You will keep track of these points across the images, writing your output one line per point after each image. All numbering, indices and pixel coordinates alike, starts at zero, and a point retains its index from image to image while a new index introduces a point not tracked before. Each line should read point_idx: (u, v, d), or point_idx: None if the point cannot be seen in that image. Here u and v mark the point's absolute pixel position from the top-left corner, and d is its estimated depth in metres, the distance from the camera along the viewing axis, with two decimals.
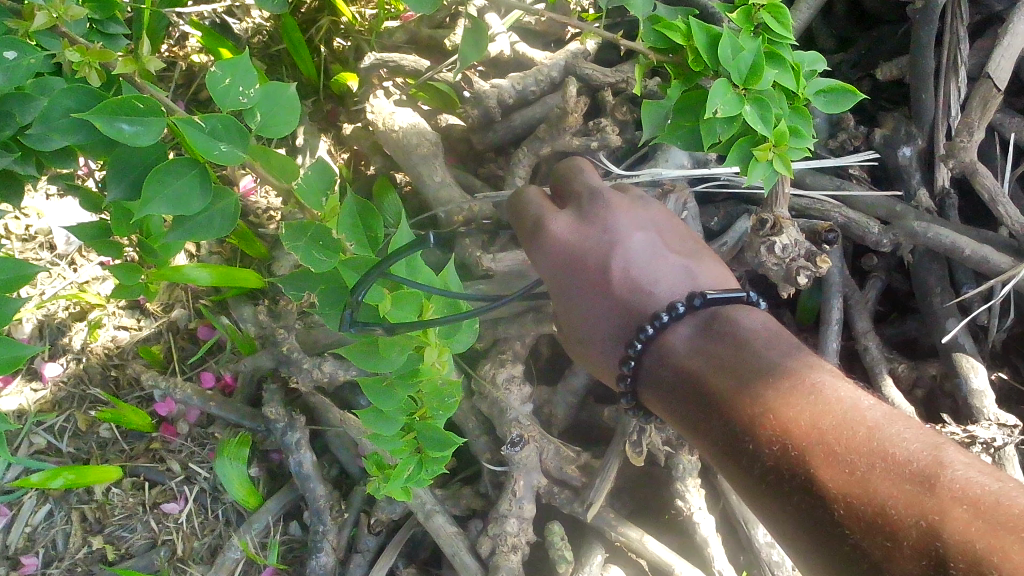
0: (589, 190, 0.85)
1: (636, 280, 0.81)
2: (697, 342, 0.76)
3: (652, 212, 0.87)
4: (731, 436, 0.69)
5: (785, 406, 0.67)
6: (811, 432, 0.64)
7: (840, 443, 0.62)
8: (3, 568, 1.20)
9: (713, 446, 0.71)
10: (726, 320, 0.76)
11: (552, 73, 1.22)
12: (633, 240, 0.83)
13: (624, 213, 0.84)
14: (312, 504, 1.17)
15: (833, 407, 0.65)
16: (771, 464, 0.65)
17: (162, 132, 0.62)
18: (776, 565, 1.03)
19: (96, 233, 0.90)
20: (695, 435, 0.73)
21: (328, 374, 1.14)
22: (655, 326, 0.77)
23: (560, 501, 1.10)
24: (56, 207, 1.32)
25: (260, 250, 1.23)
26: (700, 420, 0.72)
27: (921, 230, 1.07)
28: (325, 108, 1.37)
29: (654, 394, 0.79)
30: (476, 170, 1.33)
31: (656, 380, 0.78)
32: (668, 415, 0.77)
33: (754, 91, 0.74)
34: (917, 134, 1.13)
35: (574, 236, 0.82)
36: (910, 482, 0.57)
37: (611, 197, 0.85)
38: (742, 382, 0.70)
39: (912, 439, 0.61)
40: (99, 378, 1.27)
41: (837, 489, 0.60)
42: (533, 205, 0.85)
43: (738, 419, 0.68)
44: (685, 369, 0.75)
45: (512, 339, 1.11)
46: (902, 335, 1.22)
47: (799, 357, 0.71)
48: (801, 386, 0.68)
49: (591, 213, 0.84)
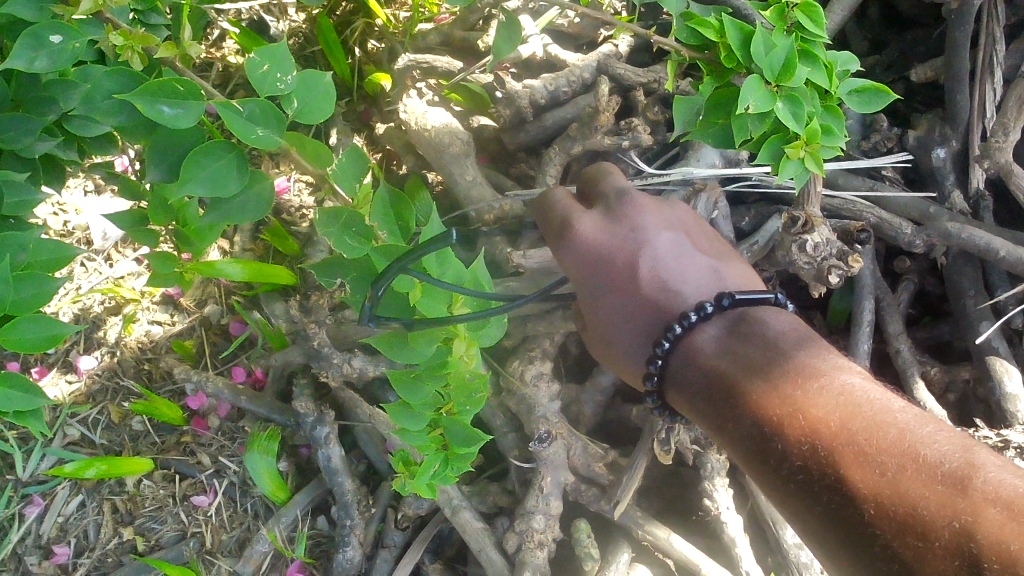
0: (617, 190, 0.85)
1: (664, 279, 0.80)
2: (726, 343, 0.74)
3: (678, 212, 0.87)
4: (760, 437, 0.67)
5: (815, 406, 0.65)
6: (841, 432, 0.62)
7: (871, 444, 0.60)
8: (36, 557, 1.21)
9: (739, 447, 0.69)
10: (755, 321, 0.75)
11: (584, 75, 1.23)
12: (661, 240, 0.82)
13: (651, 213, 0.84)
14: (341, 498, 1.18)
15: (864, 406, 0.63)
16: (800, 465, 0.63)
17: (200, 115, 0.63)
18: (804, 566, 1.03)
19: (134, 220, 0.92)
20: (721, 437, 0.71)
21: (357, 370, 1.16)
22: (683, 325, 0.76)
23: (587, 499, 1.10)
24: (94, 202, 1.34)
25: (293, 248, 1.24)
26: (726, 420, 0.70)
27: (955, 232, 1.07)
28: (359, 108, 1.38)
29: (680, 395, 0.77)
30: (507, 170, 1.34)
31: (683, 380, 0.76)
32: (694, 416, 0.75)
33: (787, 88, 0.74)
34: (952, 135, 1.13)
35: (602, 236, 0.82)
36: (942, 483, 0.55)
37: (639, 197, 0.85)
38: (771, 385, 0.68)
39: (943, 440, 0.59)
40: (133, 371, 1.28)
41: (867, 490, 0.58)
42: (560, 204, 0.84)
43: (768, 420, 0.67)
44: (714, 369, 0.73)
45: (541, 336, 1.11)
46: (934, 338, 1.20)
47: (829, 360, 0.70)
48: (831, 386, 0.66)
49: (619, 213, 0.83)
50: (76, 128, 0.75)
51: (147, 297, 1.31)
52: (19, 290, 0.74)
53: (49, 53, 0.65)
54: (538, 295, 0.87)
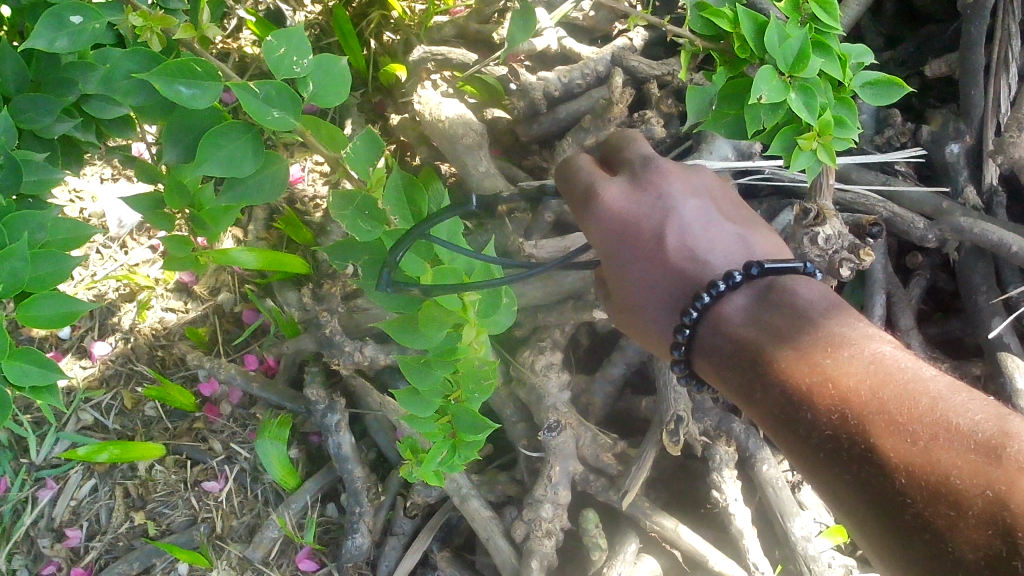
0: (641, 158, 0.82)
1: (692, 248, 0.77)
2: (755, 313, 0.72)
3: (704, 178, 0.84)
4: (789, 406, 0.64)
5: (844, 374, 0.62)
6: (872, 401, 0.59)
7: (902, 413, 0.57)
8: (48, 539, 1.23)
9: (768, 416, 0.67)
10: (783, 290, 0.72)
11: (598, 68, 1.23)
12: (687, 207, 0.79)
13: (677, 179, 0.81)
14: (350, 485, 1.19)
15: (896, 374, 0.60)
16: (829, 433, 0.60)
17: (217, 97, 0.64)
18: (811, 559, 1.03)
19: (150, 203, 0.92)
20: (751, 407, 0.69)
21: (369, 357, 1.17)
22: (712, 294, 0.73)
23: (595, 489, 1.11)
24: (109, 189, 1.35)
25: (307, 237, 1.25)
26: (755, 389, 0.68)
27: (967, 227, 1.08)
28: (373, 100, 1.39)
29: (707, 365, 0.75)
30: (520, 162, 1.34)
31: (711, 350, 0.74)
32: (722, 387, 0.73)
33: (800, 78, 0.73)
34: (966, 131, 1.12)
35: (628, 204, 0.79)
36: (975, 452, 0.52)
37: (665, 164, 0.82)
38: (800, 353, 0.66)
39: (977, 408, 0.56)
40: (147, 357, 1.29)
41: (898, 459, 0.55)
42: (584, 170, 0.81)
43: (796, 388, 0.64)
44: (741, 340, 0.71)
45: (552, 326, 1.12)
46: (946, 335, 1.20)
47: (859, 329, 0.67)
48: (861, 355, 0.63)
49: (644, 179, 0.81)
50: (93, 109, 0.77)
51: (161, 285, 1.33)
52: (37, 266, 0.76)
53: (69, 33, 0.66)
54: (557, 262, 0.84)
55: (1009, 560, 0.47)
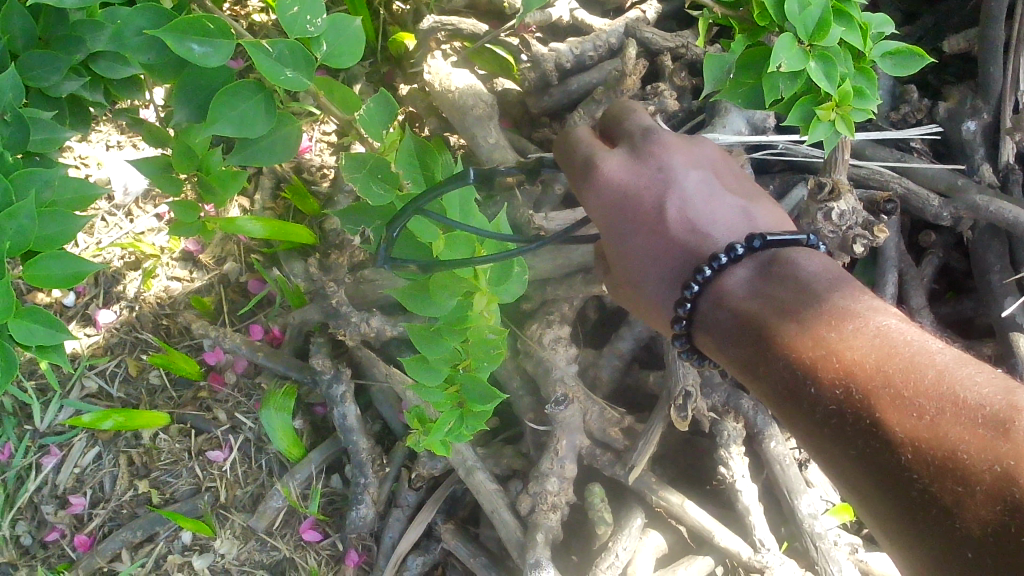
0: (642, 129, 0.80)
1: (693, 221, 0.76)
2: (757, 286, 0.71)
3: (706, 149, 0.82)
4: (791, 380, 0.63)
5: (849, 348, 0.61)
6: (876, 375, 0.58)
7: (907, 387, 0.56)
8: (52, 506, 1.23)
9: (770, 390, 0.66)
10: (786, 262, 0.71)
11: (611, 40, 1.22)
12: (689, 180, 0.78)
13: (679, 151, 0.79)
14: (355, 456, 1.19)
15: (901, 347, 0.59)
16: (833, 408, 0.59)
17: (229, 55, 0.63)
18: (817, 536, 1.03)
19: (159, 167, 0.92)
20: (753, 382, 0.68)
21: (375, 329, 1.16)
22: (713, 268, 0.72)
23: (602, 464, 1.10)
24: (116, 155, 1.34)
25: (313, 207, 1.24)
26: (757, 363, 0.67)
27: (982, 204, 1.07)
28: (382, 70, 1.37)
29: (709, 338, 0.74)
30: (530, 134, 1.33)
31: (712, 323, 0.73)
32: (723, 360, 0.72)
33: (820, 47, 0.72)
34: (983, 108, 1.11)
35: (628, 175, 0.77)
36: (983, 426, 0.51)
37: (666, 135, 0.79)
38: (804, 327, 0.65)
39: (985, 382, 0.54)
40: (152, 325, 1.28)
41: (904, 434, 0.54)
42: (583, 143, 0.79)
43: (800, 362, 0.63)
44: (743, 312, 0.70)
45: (561, 300, 1.11)
46: (957, 314, 1.19)
47: (863, 301, 0.66)
48: (866, 328, 0.62)
49: (645, 150, 0.78)
50: (102, 69, 0.76)
51: (166, 254, 1.32)
52: (44, 226, 0.75)
53: None
54: (558, 235, 0.84)
55: (1017, 535, 0.46)
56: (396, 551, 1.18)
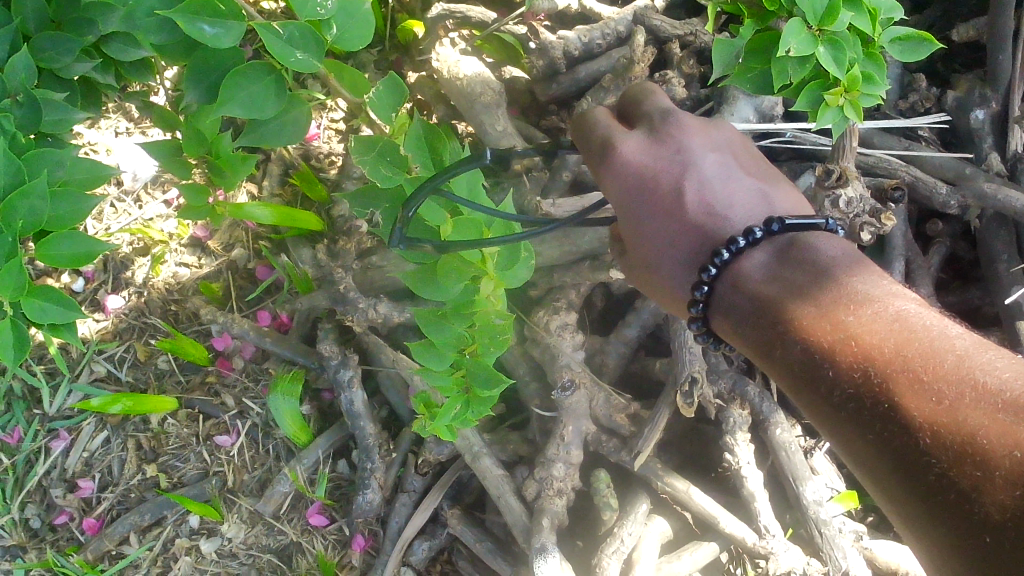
0: (661, 111, 0.81)
1: (711, 203, 0.76)
2: (774, 270, 0.71)
3: (725, 134, 0.83)
4: (810, 363, 0.63)
5: (868, 332, 0.61)
6: (895, 358, 0.57)
7: (927, 371, 0.55)
8: (61, 489, 1.24)
9: (789, 374, 0.66)
10: (804, 247, 0.71)
11: (619, 27, 1.22)
12: (707, 162, 0.78)
13: (697, 134, 0.79)
14: (362, 441, 1.19)
15: (921, 333, 0.58)
16: (852, 392, 0.59)
17: (240, 37, 0.63)
18: (822, 523, 1.03)
19: (169, 150, 0.92)
20: (771, 366, 0.68)
21: (383, 315, 1.17)
22: (731, 250, 0.72)
23: (608, 450, 1.10)
24: (125, 142, 1.34)
25: (321, 194, 1.25)
26: (775, 347, 0.67)
27: (990, 193, 1.07)
28: (390, 58, 1.37)
29: (726, 323, 0.74)
30: (538, 122, 1.33)
31: (729, 307, 0.73)
32: (740, 344, 0.72)
33: (829, 32, 0.72)
34: (992, 97, 1.11)
35: (646, 158, 0.78)
36: (1002, 411, 0.50)
37: (685, 118, 0.80)
38: (822, 311, 0.65)
39: (1005, 367, 0.53)
40: (160, 310, 1.29)
41: (923, 418, 0.53)
42: (601, 124, 0.80)
43: (819, 346, 0.63)
44: (760, 296, 0.70)
45: (568, 287, 1.11)
46: (964, 303, 1.20)
47: (883, 287, 0.66)
48: (884, 312, 0.62)
49: (663, 132, 0.79)
50: (114, 52, 0.77)
51: (175, 240, 1.32)
52: (57, 206, 0.75)
53: None
54: (572, 219, 0.83)
55: None
56: (402, 536, 1.19)
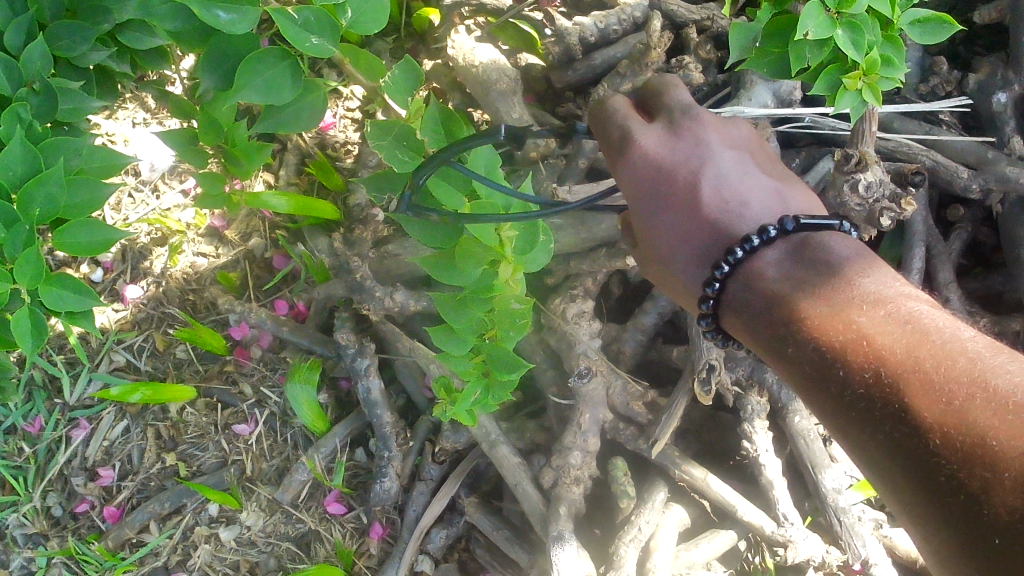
0: (681, 105, 0.79)
1: (726, 200, 0.74)
2: (788, 268, 0.68)
3: (741, 131, 0.82)
4: (819, 364, 0.61)
5: (880, 332, 0.58)
6: (906, 360, 0.55)
7: (938, 371, 0.53)
8: (81, 478, 1.25)
9: (799, 374, 0.63)
10: (819, 246, 0.69)
11: (636, 14, 1.21)
12: (724, 158, 0.76)
13: (716, 129, 0.78)
14: (379, 430, 1.20)
15: (933, 333, 0.56)
16: (863, 391, 0.56)
17: (255, 22, 0.63)
18: (841, 511, 1.03)
19: (185, 139, 0.92)
20: (782, 365, 0.66)
21: (399, 303, 1.17)
22: (745, 248, 0.69)
23: (625, 438, 1.10)
24: (142, 133, 1.34)
25: (337, 183, 1.25)
26: (786, 346, 0.64)
27: (1012, 177, 1.06)
28: (406, 46, 1.36)
29: (738, 321, 0.71)
30: (554, 110, 1.33)
31: (741, 305, 0.70)
32: (751, 343, 0.70)
33: (848, 14, 0.71)
34: (1014, 80, 1.10)
35: (663, 150, 0.76)
36: (1013, 411, 0.47)
37: (704, 113, 0.79)
38: (835, 311, 0.62)
39: (1019, 370, 0.51)
40: (178, 300, 1.29)
41: (933, 418, 0.51)
42: (620, 115, 0.78)
43: (830, 345, 0.60)
44: (772, 294, 0.67)
45: (584, 275, 1.10)
46: (985, 290, 1.19)
47: (897, 288, 0.63)
48: (897, 313, 0.59)
49: (682, 127, 0.77)
50: (129, 40, 0.77)
51: (192, 230, 1.32)
52: (72, 194, 0.76)
53: None
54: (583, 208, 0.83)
55: None
56: (420, 524, 1.19)
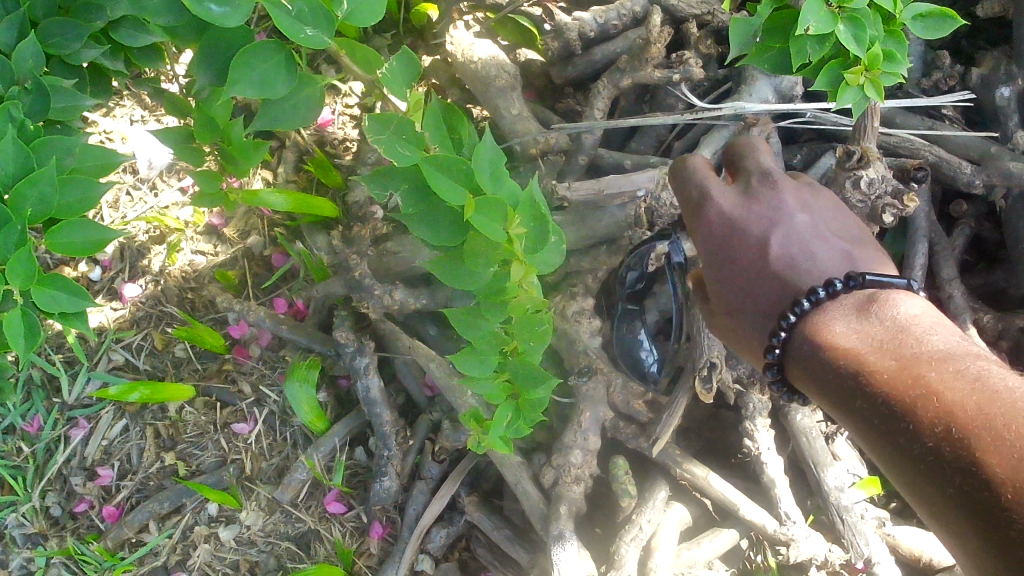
0: (761, 170, 0.82)
1: (794, 257, 0.76)
2: (852, 321, 0.68)
3: (825, 198, 0.83)
4: (887, 418, 0.59)
5: (948, 387, 0.56)
6: (977, 415, 0.52)
7: (1010, 427, 0.50)
8: (80, 478, 1.24)
9: (871, 431, 0.61)
10: (883, 299, 0.68)
11: (636, 8, 1.19)
12: (801, 220, 0.78)
13: (794, 194, 0.80)
14: (378, 429, 1.19)
15: (1005, 387, 0.53)
16: (932, 446, 0.54)
17: (249, 14, 0.62)
18: (844, 509, 1.02)
19: (182, 136, 0.92)
20: (854, 422, 0.63)
21: (398, 301, 1.15)
22: (809, 301, 0.71)
23: (625, 436, 1.11)
24: (140, 130, 1.33)
25: (336, 180, 1.24)
26: (858, 402, 0.62)
27: (1016, 172, 1.05)
28: (404, 41, 1.34)
29: (802, 374, 0.71)
30: (553, 105, 1.32)
31: (802, 356, 0.70)
32: (821, 401, 0.68)
33: (849, 9, 0.70)
34: (1018, 74, 1.09)
35: (739, 210, 0.79)
36: None
37: (783, 179, 0.81)
38: (911, 365, 0.60)
39: None
40: (176, 298, 1.28)
41: (1005, 474, 0.49)
42: (698, 173, 0.82)
43: (899, 400, 0.58)
44: (841, 349, 0.66)
45: (585, 272, 1.10)
46: (989, 286, 1.18)
47: (973, 346, 0.60)
48: (968, 367, 0.57)
49: (758, 190, 0.81)
50: (122, 37, 0.76)
51: (191, 228, 1.31)
52: (65, 193, 0.75)
53: None
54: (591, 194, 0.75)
55: None
56: (419, 523, 1.18)
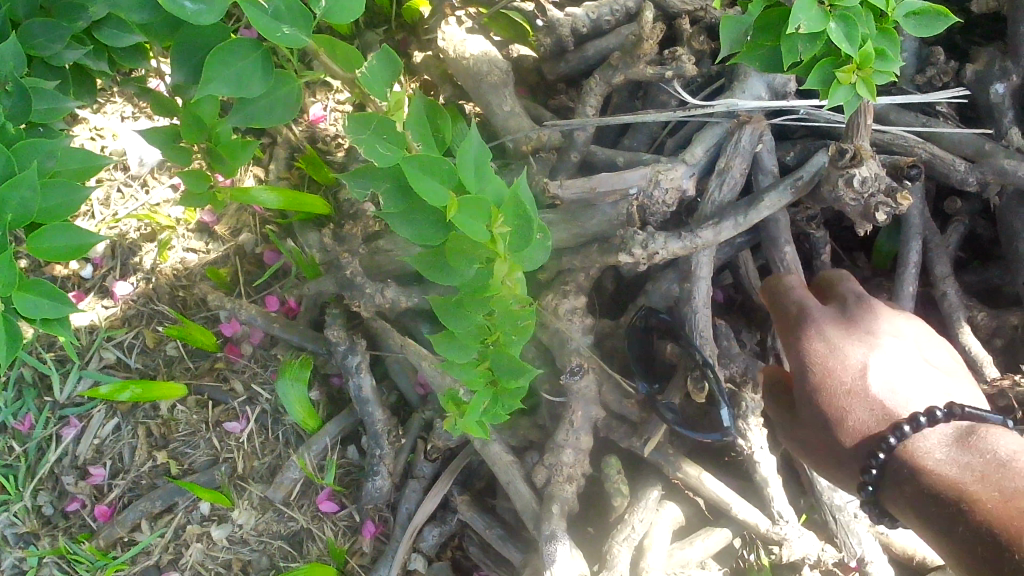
0: (854, 294, 0.94)
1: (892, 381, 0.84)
2: (955, 452, 0.76)
3: (916, 327, 0.93)
4: (994, 545, 0.67)
5: None
6: None
7: None
8: (71, 476, 1.23)
9: (967, 552, 0.70)
10: (983, 433, 0.77)
11: (629, 4, 1.18)
12: (893, 343, 0.88)
13: (887, 319, 0.91)
14: (370, 428, 1.19)
15: None
16: None
17: (224, 14, 0.62)
18: (836, 509, 1.03)
19: (169, 136, 0.92)
20: (943, 539, 0.73)
21: (390, 300, 1.15)
22: (911, 425, 0.78)
23: (618, 436, 1.10)
24: (130, 127, 1.33)
25: (328, 177, 1.23)
26: (952, 522, 0.72)
27: (1010, 170, 1.04)
28: (396, 37, 1.34)
29: (900, 496, 0.78)
30: (546, 101, 1.31)
31: (906, 481, 0.78)
32: (918, 520, 0.76)
33: (841, 7, 0.69)
34: (1012, 70, 1.08)
35: (832, 321, 0.91)
36: None
37: (874, 302, 0.93)
38: (997, 490, 0.70)
39: None
40: (168, 297, 1.27)
41: None
42: (797, 291, 0.95)
43: (1007, 533, 0.66)
44: (942, 475, 0.75)
45: (577, 271, 1.09)
46: (983, 283, 1.17)
47: None
48: None
49: (853, 309, 0.92)
50: (107, 37, 0.76)
51: (182, 225, 1.30)
52: (47, 197, 0.74)
53: None
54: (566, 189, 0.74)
55: None
56: (412, 522, 1.18)
